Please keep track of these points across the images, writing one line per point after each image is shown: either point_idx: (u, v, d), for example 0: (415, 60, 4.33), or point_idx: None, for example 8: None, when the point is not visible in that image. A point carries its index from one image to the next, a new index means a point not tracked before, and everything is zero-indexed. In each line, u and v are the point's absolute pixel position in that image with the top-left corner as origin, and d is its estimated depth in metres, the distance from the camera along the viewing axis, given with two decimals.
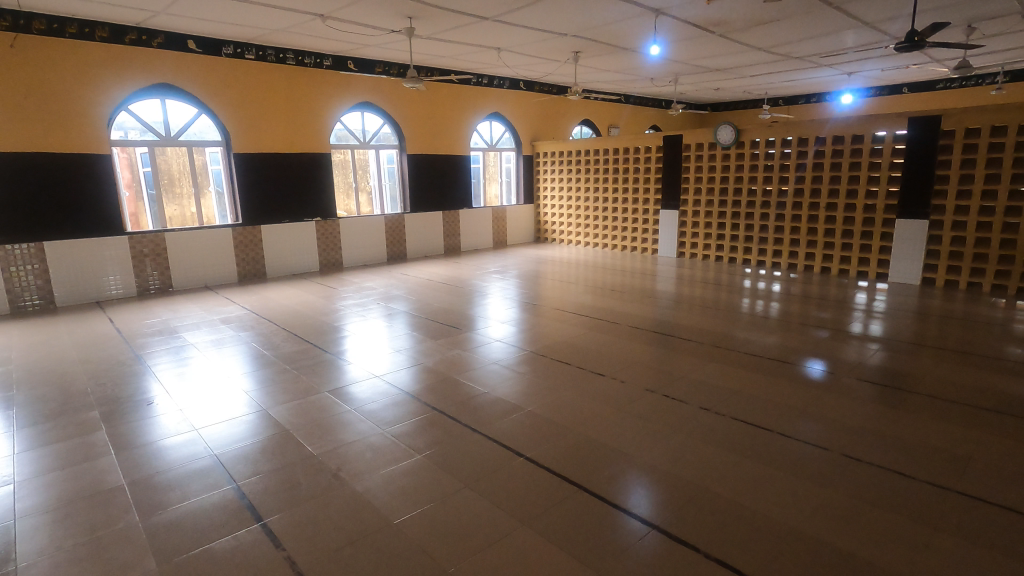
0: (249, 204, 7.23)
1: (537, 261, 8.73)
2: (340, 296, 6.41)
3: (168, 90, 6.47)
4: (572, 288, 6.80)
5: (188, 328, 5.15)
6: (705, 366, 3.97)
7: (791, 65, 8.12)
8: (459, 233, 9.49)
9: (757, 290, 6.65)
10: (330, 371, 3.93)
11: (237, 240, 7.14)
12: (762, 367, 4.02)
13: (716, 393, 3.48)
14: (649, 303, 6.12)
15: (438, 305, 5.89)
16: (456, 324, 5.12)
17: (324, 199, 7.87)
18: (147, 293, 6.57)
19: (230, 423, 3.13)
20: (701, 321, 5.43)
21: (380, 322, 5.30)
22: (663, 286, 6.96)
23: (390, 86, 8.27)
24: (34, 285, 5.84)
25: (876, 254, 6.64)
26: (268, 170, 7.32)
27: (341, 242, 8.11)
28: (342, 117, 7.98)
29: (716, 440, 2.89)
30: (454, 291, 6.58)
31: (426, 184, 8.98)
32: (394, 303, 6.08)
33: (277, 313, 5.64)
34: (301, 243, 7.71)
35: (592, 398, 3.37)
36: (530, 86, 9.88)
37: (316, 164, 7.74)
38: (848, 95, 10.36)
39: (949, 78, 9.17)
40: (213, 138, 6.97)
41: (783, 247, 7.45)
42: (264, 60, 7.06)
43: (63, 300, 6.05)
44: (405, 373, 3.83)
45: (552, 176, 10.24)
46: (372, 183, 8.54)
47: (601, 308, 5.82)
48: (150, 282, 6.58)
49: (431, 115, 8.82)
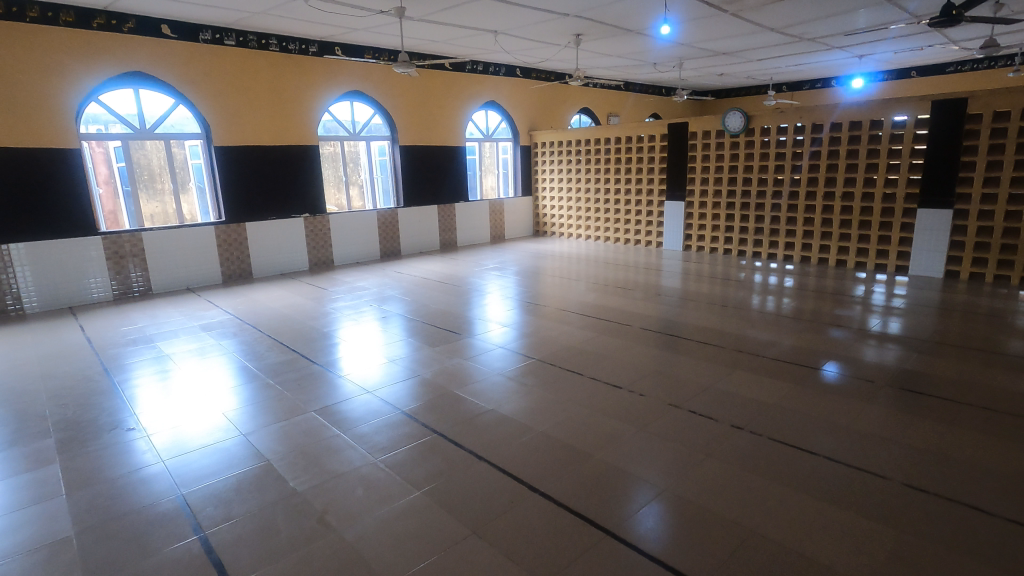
0: (232, 200, 6.80)
1: (536, 256, 8.36)
2: (330, 297, 6.04)
3: (142, 78, 6.04)
4: (575, 286, 6.44)
5: (166, 337, 4.77)
6: (729, 372, 3.60)
7: (802, 48, 7.74)
8: (454, 228, 9.11)
9: (766, 284, 6.35)
10: (318, 386, 3.57)
11: (220, 237, 6.73)
12: (788, 370, 3.66)
13: (743, 404, 3.11)
14: (658, 301, 5.77)
15: (435, 306, 5.53)
16: (455, 328, 4.75)
17: (312, 195, 7.48)
18: (130, 294, 6.22)
19: (204, 452, 2.76)
20: (715, 319, 5.07)
21: (371, 327, 4.93)
22: (670, 282, 6.61)
23: (381, 74, 7.86)
24: (17, 285, 5.53)
25: (896, 246, 6.31)
26: (253, 164, 6.90)
27: (332, 239, 7.72)
28: (330, 108, 7.58)
29: (750, 465, 2.53)
30: (452, 290, 6.21)
31: (420, 177, 8.57)
32: (387, 305, 5.72)
33: (262, 318, 5.26)
34: (289, 240, 7.32)
35: (609, 415, 3.01)
36: (527, 73, 9.55)
37: (304, 157, 7.34)
38: (859, 79, 10.01)
39: (959, 62, 8.91)
40: (193, 130, 6.54)
41: (796, 239, 7.11)
42: (245, 46, 6.62)
43: (39, 304, 5.68)
44: (400, 388, 3.46)
45: (551, 167, 9.84)
46: (362, 177, 8.14)
47: (607, 307, 5.46)
48: (134, 280, 6.21)
49: (425, 104, 8.41)
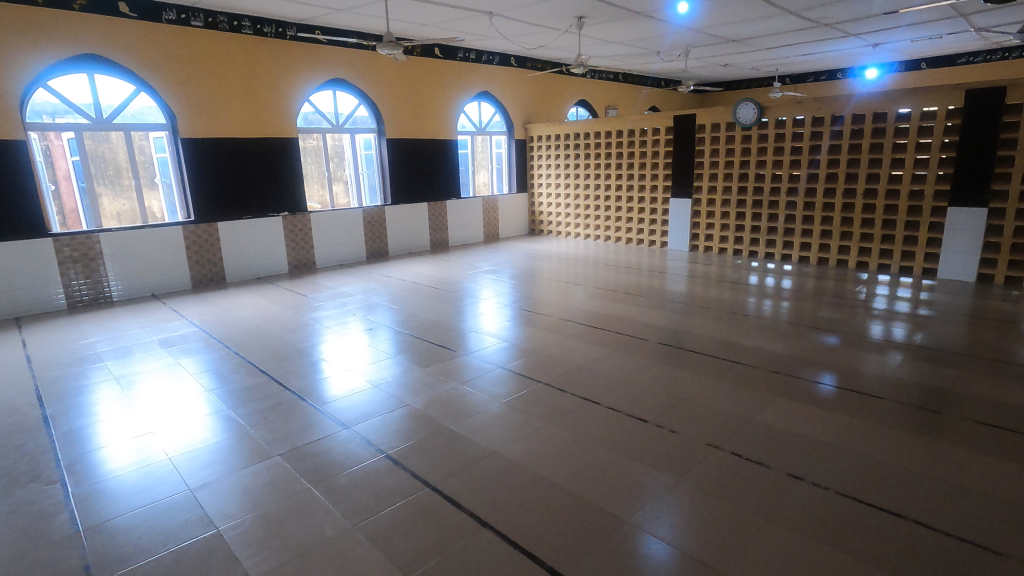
0: (201, 197, 6.20)
1: (532, 256, 7.84)
2: (312, 305, 5.47)
3: (98, 63, 5.42)
4: (578, 290, 5.93)
5: (118, 354, 4.21)
6: (769, 398, 3.08)
7: (816, 35, 7.27)
8: (445, 226, 8.57)
9: (776, 289, 5.87)
10: (289, 419, 3.03)
11: (188, 238, 6.14)
12: (836, 395, 3.15)
13: (797, 444, 2.59)
14: (670, 307, 5.28)
15: (425, 316, 4.99)
16: (448, 342, 4.22)
17: (292, 192, 6.90)
18: (109, 297, 5.75)
19: (141, 514, 2.23)
20: (737, 327, 4.57)
21: (355, 340, 4.40)
22: (680, 287, 6.12)
23: (365, 62, 7.30)
24: None
25: (924, 247, 5.87)
26: (224, 158, 6.30)
27: (313, 240, 7.15)
28: (311, 97, 7.00)
29: (821, 532, 2.03)
30: (443, 297, 5.68)
31: (409, 173, 8.01)
32: (373, 314, 5.17)
33: (231, 330, 4.69)
34: (267, 241, 6.74)
35: (637, 458, 2.50)
36: (522, 62, 9.01)
37: (282, 150, 6.75)
38: (872, 70, 9.60)
39: (970, 53, 8.52)
40: (157, 120, 5.94)
41: (812, 239, 6.64)
42: (215, 27, 6.02)
43: None
44: (386, 422, 2.93)
45: (547, 162, 9.31)
46: (347, 172, 7.57)
47: (616, 314, 4.94)
48: (107, 288, 5.72)
49: (414, 94, 7.86)
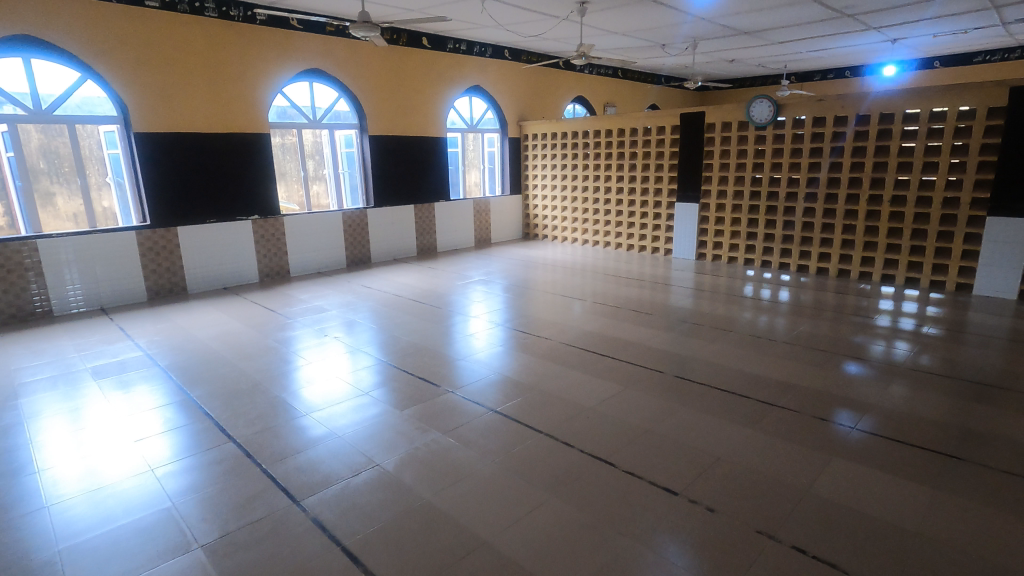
0: (158, 200, 5.55)
1: (526, 264, 7.26)
2: (280, 322, 4.86)
3: (35, 45, 4.76)
4: (578, 305, 5.35)
5: (42, 387, 3.58)
6: (824, 458, 2.51)
7: (835, 27, 6.73)
8: (433, 230, 7.96)
9: (798, 305, 5.32)
10: (231, 485, 2.43)
11: (143, 245, 5.49)
12: (906, 454, 2.57)
13: (876, 535, 2.02)
14: (681, 325, 4.72)
15: (407, 337, 4.39)
16: (432, 373, 3.63)
17: (264, 193, 6.26)
18: (70, 310, 5.18)
19: None
20: (764, 352, 4.00)
21: (328, 368, 3.79)
22: (690, 301, 5.54)
23: (345, 51, 6.68)
24: None
25: (958, 260, 5.37)
26: (185, 155, 5.66)
27: (287, 245, 6.52)
28: (285, 89, 6.37)
29: None
30: (428, 312, 5.08)
31: (394, 172, 7.40)
32: (348, 333, 4.56)
33: (180, 356, 4.06)
34: (234, 247, 6.10)
35: (671, 553, 1.93)
36: (516, 54, 8.42)
37: (252, 148, 6.11)
38: (888, 66, 9.09)
39: (988, 50, 8.06)
40: (107, 112, 5.29)
41: (832, 249, 6.12)
42: (173, 8, 5.37)
43: None
44: (352, 491, 2.34)
45: (542, 162, 8.72)
46: (326, 171, 7.00)
47: (622, 333, 4.36)
48: (71, 299, 5.17)
49: (399, 87, 7.24)
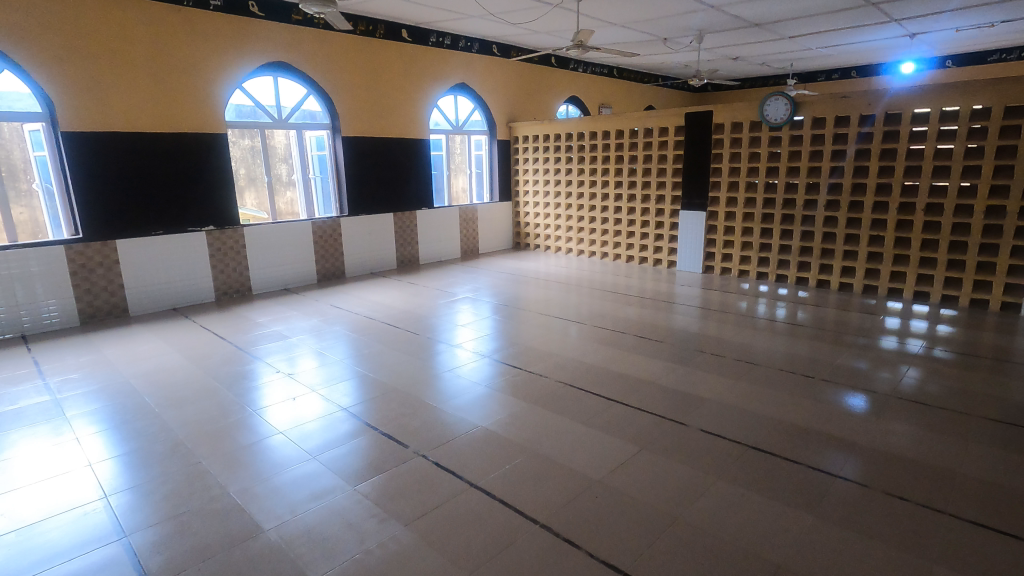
0: (90, 209, 4.81)
1: (517, 278, 6.59)
2: (228, 353, 4.14)
3: None
4: (576, 327, 4.69)
5: None
6: (919, 568, 1.86)
7: (853, 18, 6.15)
8: (415, 241, 7.28)
9: (823, 326, 4.71)
10: None
11: (74, 262, 4.76)
12: (1022, 555, 1.93)
13: None
14: (695, 351, 4.08)
15: (376, 373, 3.69)
16: (401, 424, 2.94)
17: (221, 201, 5.56)
18: (15, 330, 4.57)
19: None
20: (799, 390, 3.37)
21: (275, 417, 3.09)
22: (702, 322, 4.89)
23: (315, 42, 6.01)
24: None
25: (1003, 276, 4.80)
26: (125, 158, 4.94)
27: (248, 258, 5.81)
28: (245, 85, 5.67)
29: None
30: (403, 339, 4.39)
31: (372, 178, 6.71)
32: (305, 367, 3.85)
33: (95, 401, 3.34)
34: (186, 261, 5.39)
35: None
36: (505, 51, 7.80)
37: (205, 150, 5.40)
38: (908, 65, 8.52)
39: (1003, 49, 7.66)
40: (29, 108, 4.55)
41: (857, 263, 5.51)
42: None
43: None
44: None
45: (534, 166, 8.06)
46: (295, 177, 6.30)
47: (628, 367, 3.69)
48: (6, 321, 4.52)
49: (376, 84, 6.58)
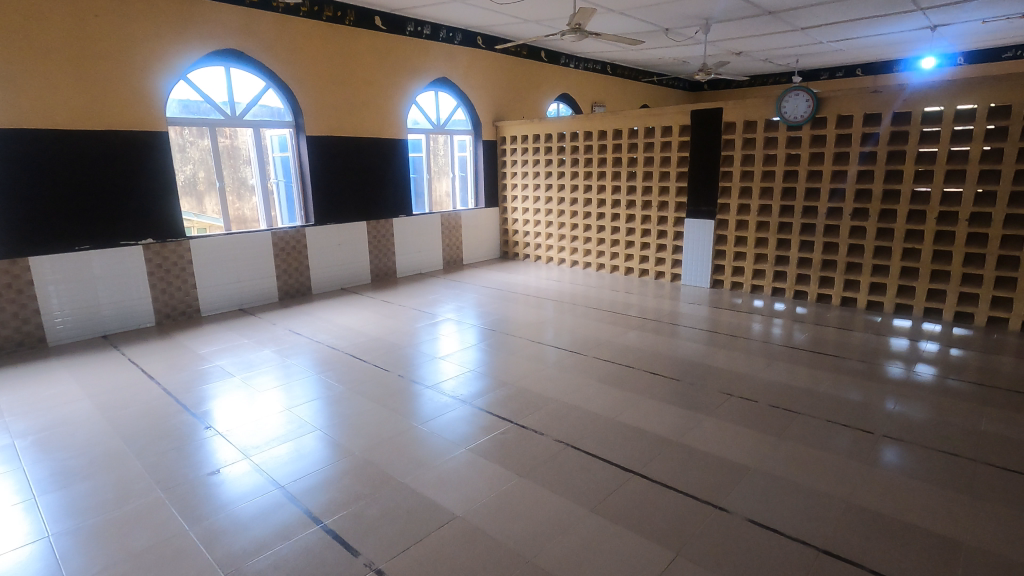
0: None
1: (506, 294, 5.90)
2: (154, 398, 3.40)
3: None
4: (573, 358, 4.01)
5: None
6: None
7: (876, 7, 5.55)
8: (391, 252, 6.56)
9: (858, 354, 4.08)
10: None
11: None
12: None
13: None
14: (718, 391, 3.42)
15: (332, 429, 2.96)
16: (357, 513, 2.23)
17: (163, 210, 4.79)
18: None
19: None
20: (857, 448, 2.71)
21: (212, 491, 2.43)
22: (719, 350, 4.23)
23: (273, 28, 5.26)
24: None
25: None
26: (44, 160, 4.18)
27: (196, 276, 5.04)
28: (191, 77, 4.91)
29: None
30: (370, 377, 3.66)
31: (341, 182, 5.99)
32: (251, 416, 3.14)
33: None
34: (120, 280, 4.62)
35: None
36: (490, 43, 7.14)
37: (145, 150, 4.65)
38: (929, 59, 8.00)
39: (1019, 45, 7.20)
40: None
41: (889, 279, 4.89)
42: None
43: None
44: None
45: (523, 169, 7.37)
46: (253, 181, 5.49)
47: (641, 417, 3.02)
48: None
49: (345, 77, 5.85)
